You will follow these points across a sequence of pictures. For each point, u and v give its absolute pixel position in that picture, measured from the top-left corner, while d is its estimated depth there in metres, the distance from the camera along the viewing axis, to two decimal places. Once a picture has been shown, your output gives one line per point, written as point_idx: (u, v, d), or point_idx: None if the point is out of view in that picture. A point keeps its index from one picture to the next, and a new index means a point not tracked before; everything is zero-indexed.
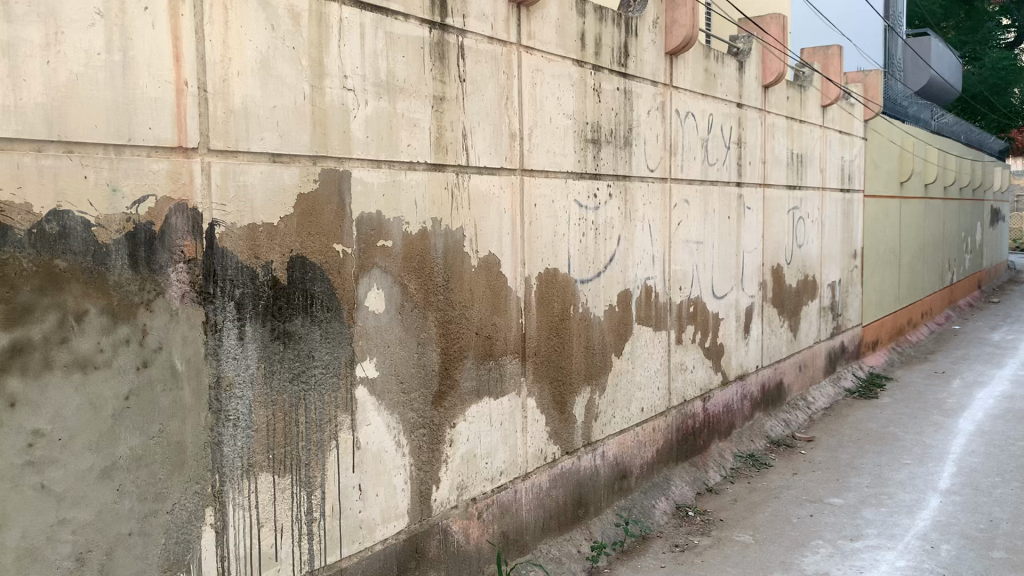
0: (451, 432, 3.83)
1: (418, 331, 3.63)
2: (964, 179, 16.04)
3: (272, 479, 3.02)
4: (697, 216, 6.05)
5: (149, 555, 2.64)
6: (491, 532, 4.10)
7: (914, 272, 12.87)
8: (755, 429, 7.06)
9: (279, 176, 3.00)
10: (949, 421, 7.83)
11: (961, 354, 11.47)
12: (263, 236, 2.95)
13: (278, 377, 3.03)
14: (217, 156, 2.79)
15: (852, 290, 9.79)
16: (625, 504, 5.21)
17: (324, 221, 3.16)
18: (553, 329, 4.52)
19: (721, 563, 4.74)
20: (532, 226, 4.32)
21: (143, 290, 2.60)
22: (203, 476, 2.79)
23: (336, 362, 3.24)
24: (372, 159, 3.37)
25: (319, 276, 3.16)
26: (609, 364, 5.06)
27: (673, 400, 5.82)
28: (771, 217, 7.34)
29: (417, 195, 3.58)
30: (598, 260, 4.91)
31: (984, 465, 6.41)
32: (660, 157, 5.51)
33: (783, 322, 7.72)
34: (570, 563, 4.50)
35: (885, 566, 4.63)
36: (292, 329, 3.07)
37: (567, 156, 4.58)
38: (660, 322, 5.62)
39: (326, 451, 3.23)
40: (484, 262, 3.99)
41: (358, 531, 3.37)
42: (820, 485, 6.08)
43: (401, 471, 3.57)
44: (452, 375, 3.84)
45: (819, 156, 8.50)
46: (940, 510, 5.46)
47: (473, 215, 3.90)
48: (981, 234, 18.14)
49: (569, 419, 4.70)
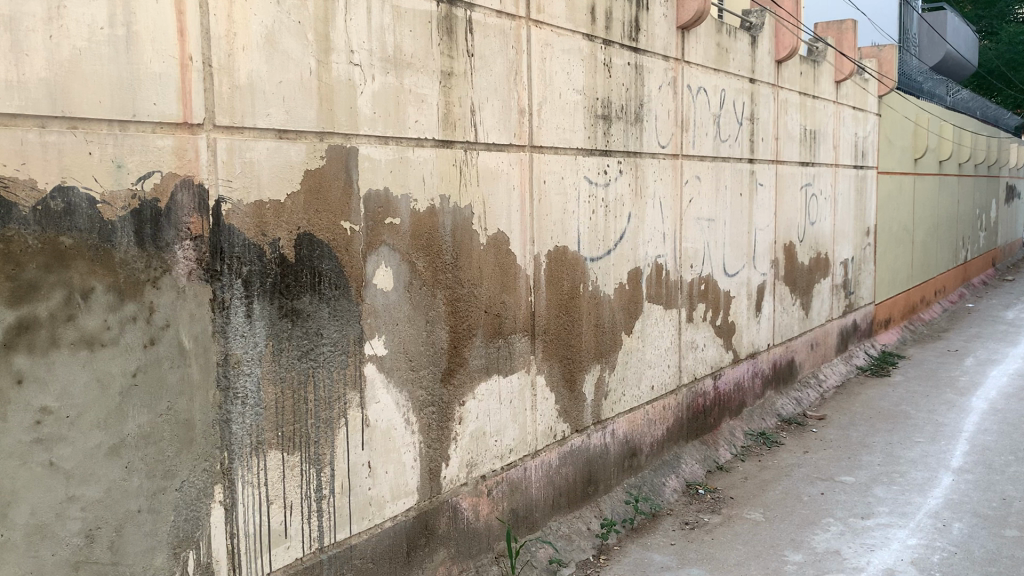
0: (461, 410, 3.82)
1: (428, 309, 3.61)
2: (979, 155, 15.85)
3: (281, 457, 3.02)
4: (709, 193, 6.00)
5: (158, 532, 2.64)
6: (501, 509, 4.10)
7: (928, 249, 12.76)
8: (766, 407, 7.04)
9: (286, 153, 2.97)
10: (962, 399, 7.78)
11: (975, 332, 11.39)
12: (270, 213, 2.93)
13: (287, 355, 3.02)
14: (223, 132, 2.76)
15: (865, 268, 9.71)
16: (636, 481, 5.20)
17: (332, 198, 3.14)
18: (563, 307, 4.50)
19: (731, 541, 4.74)
20: (541, 203, 4.29)
21: (149, 267, 2.59)
22: (211, 453, 2.79)
23: (344, 340, 3.23)
24: (380, 135, 3.34)
25: (326, 254, 3.14)
26: (620, 342, 5.04)
27: (683, 378, 5.80)
28: (784, 193, 7.27)
29: (425, 172, 3.55)
30: (609, 237, 4.88)
31: (997, 443, 6.37)
32: (671, 134, 5.46)
33: (795, 300, 7.67)
34: (580, 540, 4.50)
35: (896, 544, 4.61)
36: (300, 306, 3.06)
37: (577, 132, 4.53)
38: (671, 300, 5.58)
39: (336, 429, 3.22)
40: (493, 239, 3.96)
41: (368, 508, 3.38)
42: (831, 463, 6.06)
43: (410, 448, 3.56)
44: (462, 352, 3.82)
45: (832, 132, 8.40)
46: (953, 489, 5.44)
47: (482, 192, 3.87)
48: (996, 212, 17.98)
49: (579, 397, 4.68)
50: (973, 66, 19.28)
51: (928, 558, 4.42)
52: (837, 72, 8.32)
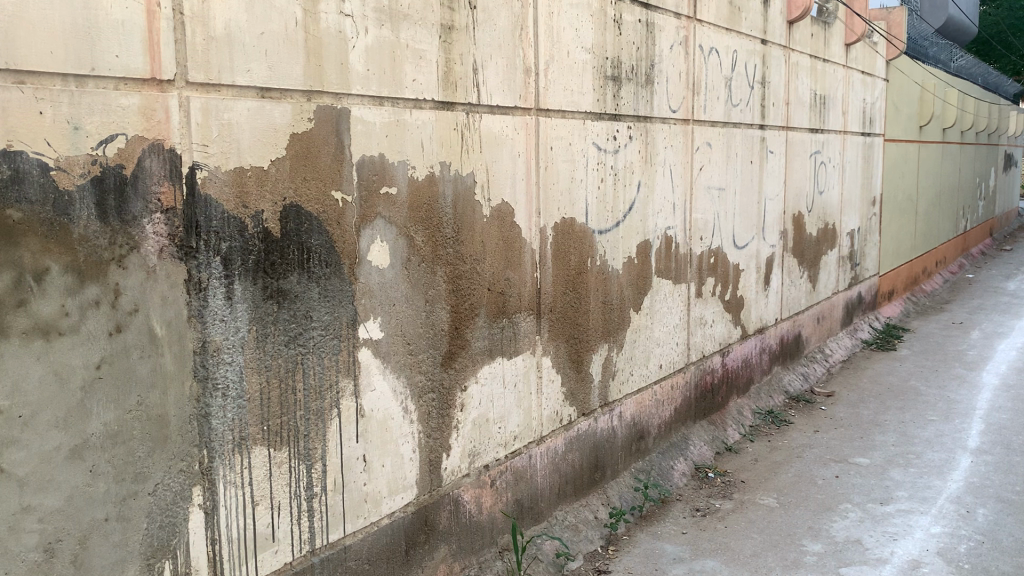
0: (462, 396, 3.53)
1: (426, 288, 3.30)
2: (980, 123, 15.54)
3: (267, 453, 2.72)
4: (720, 161, 5.68)
5: (128, 543, 2.35)
6: (505, 501, 3.82)
7: (931, 219, 12.50)
8: (773, 384, 6.79)
9: (269, 114, 2.64)
10: (973, 374, 7.54)
11: (978, 304, 11.16)
12: (252, 181, 2.61)
13: (272, 341, 2.71)
14: (197, 89, 2.43)
15: (870, 239, 9.45)
16: (643, 465, 4.94)
17: (320, 165, 2.81)
18: (570, 283, 4.20)
19: (745, 530, 4.49)
20: (547, 171, 3.97)
21: (114, 244, 2.27)
22: (189, 452, 2.49)
23: (336, 323, 2.92)
24: (374, 95, 3.00)
25: (315, 228, 2.81)
26: (627, 320, 4.75)
27: (692, 355, 5.53)
28: (793, 160, 6.96)
29: (424, 136, 3.22)
30: (617, 209, 4.57)
31: (1013, 421, 6.15)
32: (682, 97, 5.13)
33: (803, 272, 7.39)
34: (587, 530, 4.24)
35: (920, 533, 4.37)
36: (286, 287, 2.74)
37: (585, 95, 4.20)
38: (680, 275, 5.29)
39: (327, 421, 2.92)
40: (496, 211, 3.64)
41: (363, 505, 3.09)
42: (843, 444, 5.81)
43: (409, 439, 3.27)
44: (463, 334, 3.52)
45: (842, 96, 8.07)
46: (973, 471, 5.20)
47: (484, 159, 3.55)
48: (994, 179, 17.73)
49: (585, 378, 4.40)
50: (973, 31, 18.94)
51: (955, 549, 4.18)
52: (847, 34, 7.98)
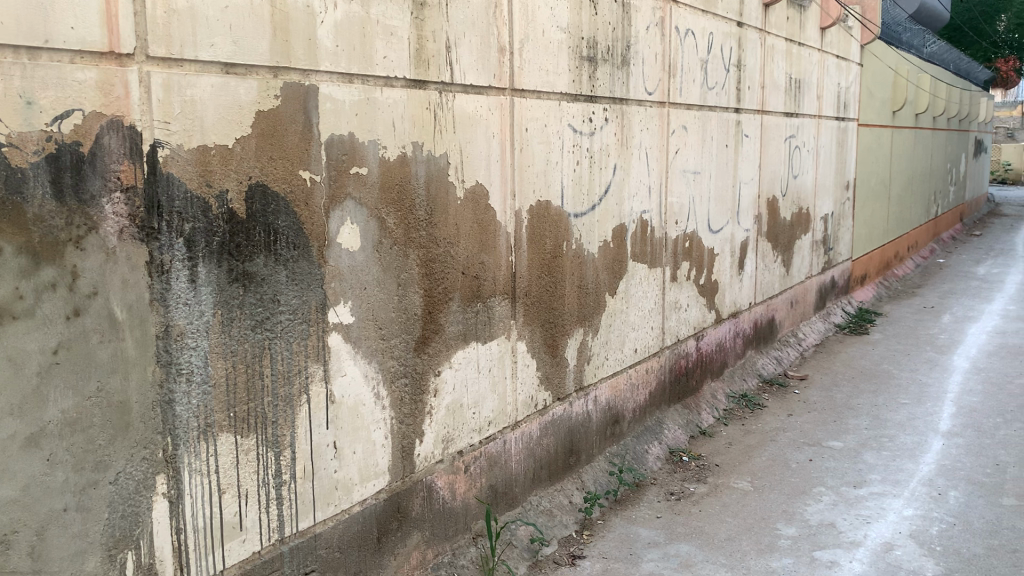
0: (436, 381, 3.47)
1: (399, 271, 3.23)
2: (952, 109, 15.66)
3: (234, 440, 2.65)
4: (696, 144, 5.65)
5: (88, 533, 2.28)
6: (479, 487, 3.77)
7: (903, 205, 12.58)
8: (747, 368, 6.80)
9: (233, 91, 2.55)
10: (944, 358, 7.61)
11: (948, 288, 11.27)
12: (216, 160, 2.52)
13: (238, 325, 2.63)
14: (158, 64, 2.34)
15: (843, 224, 9.48)
16: (619, 450, 4.91)
17: (287, 143, 2.73)
18: (545, 267, 4.15)
19: (720, 513, 4.48)
20: (522, 153, 3.91)
21: (71, 225, 2.18)
22: (152, 440, 2.41)
23: (305, 307, 2.84)
24: (343, 72, 2.92)
25: (282, 209, 2.74)
26: (603, 304, 4.71)
27: (666, 339, 5.51)
28: (768, 144, 6.94)
29: (395, 116, 3.15)
30: (593, 192, 4.52)
31: (983, 404, 6.21)
32: (659, 79, 5.08)
33: (777, 256, 7.39)
34: (562, 515, 4.21)
35: (892, 516, 4.38)
36: (253, 269, 2.66)
37: (561, 76, 4.14)
38: (655, 259, 5.26)
39: (296, 407, 2.85)
40: (470, 193, 3.58)
41: (333, 492, 3.03)
42: (817, 427, 5.83)
43: (381, 425, 3.21)
44: (437, 318, 3.46)
45: (817, 80, 8.07)
46: (944, 454, 5.24)
47: (458, 140, 3.48)
48: (965, 165, 17.90)
49: (560, 363, 4.36)
50: (945, 18, 19.06)
51: (927, 531, 4.20)
52: (823, 18, 7.97)
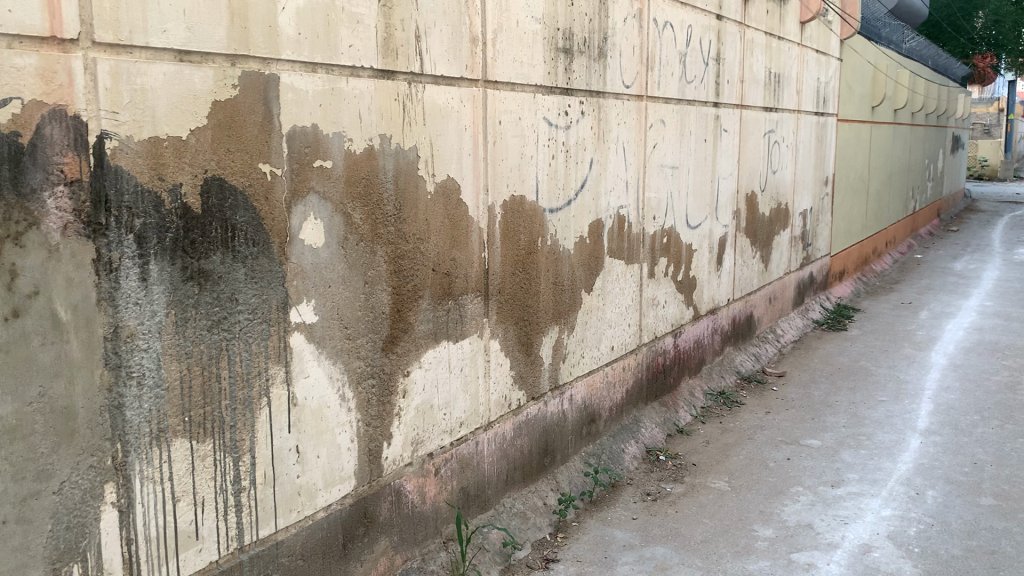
0: (404, 382, 3.36)
1: (365, 269, 3.12)
2: (930, 105, 15.69)
3: (189, 446, 2.53)
4: (674, 138, 5.56)
5: (30, 546, 2.16)
6: (450, 490, 3.67)
7: (881, 200, 12.59)
8: (725, 365, 6.74)
9: (187, 79, 2.42)
10: (921, 355, 7.58)
11: (926, 284, 11.29)
12: (169, 152, 2.40)
13: (193, 326, 2.51)
14: (105, 51, 2.21)
15: (822, 219, 9.45)
16: (594, 450, 4.83)
17: (246, 135, 2.61)
18: (519, 264, 4.05)
19: (697, 514, 4.40)
20: (495, 146, 3.80)
21: (9, 221, 2.06)
22: (100, 446, 2.29)
23: (265, 306, 2.73)
24: (306, 61, 2.80)
25: (240, 204, 2.61)
26: (579, 302, 4.62)
27: (644, 337, 5.42)
28: (747, 138, 6.87)
29: (361, 107, 3.03)
30: (569, 186, 4.42)
31: (961, 402, 6.18)
32: (636, 72, 4.99)
33: (755, 252, 7.33)
34: (535, 517, 4.12)
35: (870, 516, 4.33)
36: (209, 267, 2.54)
37: (536, 67, 4.04)
38: (632, 255, 5.18)
39: (256, 410, 2.74)
40: (441, 187, 3.47)
41: (296, 498, 2.92)
42: (795, 425, 5.78)
43: (346, 428, 3.10)
44: (406, 317, 3.36)
45: (796, 75, 8.01)
46: (922, 452, 5.19)
47: (428, 132, 3.37)
48: (942, 160, 17.97)
49: (535, 362, 4.26)
50: (924, 14, 19.11)
51: (905, 532, 4.15)
52: (802, 12, 7.90)
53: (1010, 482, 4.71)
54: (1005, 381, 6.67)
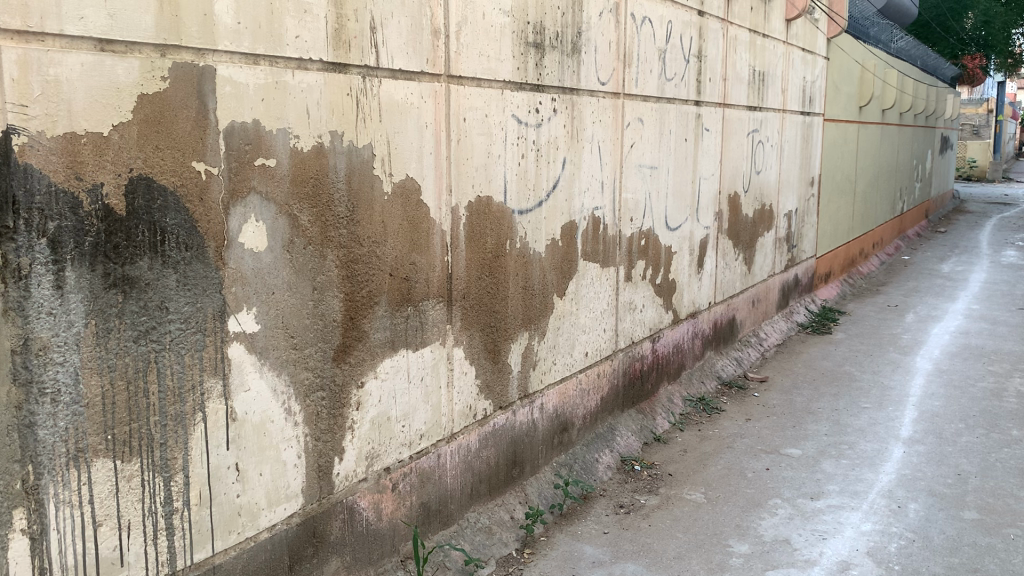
0: (358, 393, 3.18)
1: (314, 274, 2.94)
2: (918, 105, 15.58)
3: (112, 466, 2.34)
4: (653, 138, 5.39)
5: None
6: (408, 505, 3.50)
7: (868, 202, 12.46)
8: (705, 370, 6.58)
9: (109, 70, 2.23)
10: (906, 359, 7.45)
11: (912, 286, 11.16)
12: (88, 149, 2.21)
13: (117, 337, 2.32)
14: (12, 38, 2.02)
15: (808, 220, 9.31)
16: (566, 460, 4.66)
17: (177, 131, 2.42)
18: (486, 268, 3.87)
19: (670, 528, 4.24)
20: (460, 144, 3.62)
21: None
22: (7, 469, 2.11)
23: (199, 315, 2.54)
24: (246, 53, 2.61)
25: (171, 205, 2.43)
26: (550, 307, 4.45)
27: (620, 342, 5.26)
28: (730, 138, 6.71)
29: (310, 102, 2.84)
30: (540, 187, 4.25)
31: (946, 409, 6.03)
32: (613, 69, 4.82)
33: (738, 254, 7.17)
34: (501, 532, 3.95)
35: (849, 531, 4.17)
36: (135, 274, 2.36)
37: (504, 63, 3.86)
38: (608, 258, 5.00)
39: (189, 427, 2.55)
40: (399, 187, 3.28)
41: (236, 519, 2.74)
42: (775, 433, 5.62)
43: (292, 444, 2.92)
44: (360, 325, 3.18)
45: (781, 73, 7.85)
46: (905, 463, 5.04)
47: (385, 129, 3.18)
48: (930, 161, 17.88)
49: (503, 369, 4.08)
50: (913, 13, 19.00)
51: (885, 548, 3.99)
52: (788, 9, 7.75)
53: (994, 495, 4.57)
54: (991, 388, 6.53)
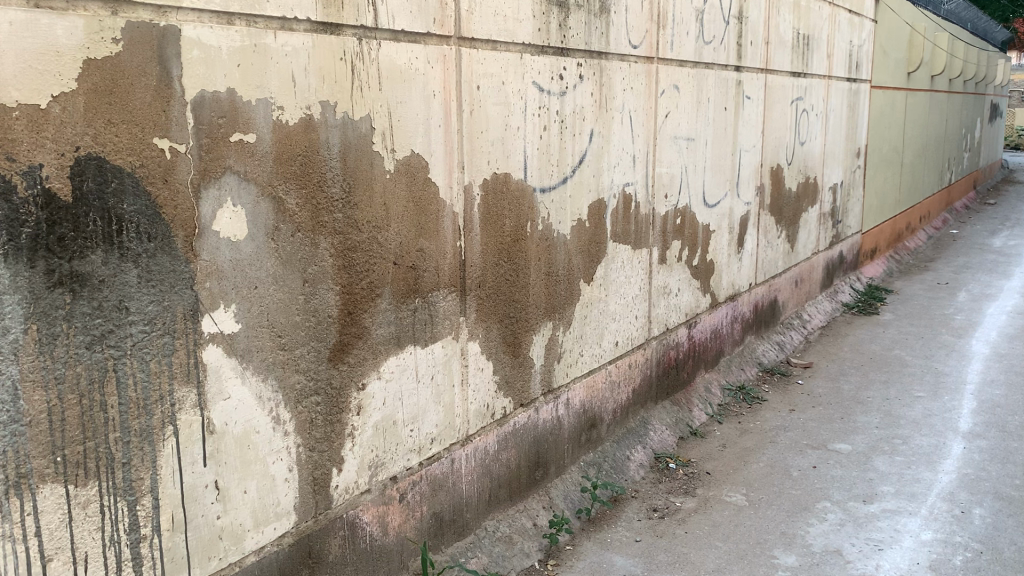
0: (358, 397, 2.84)
1: (305, 265, 2.59)
2: (970, 71, 14.84)
3: (64, 492, 2.03)
4: (689, 107, 4.96)
5: None
6: (417, 517, 3.17)
7: (916, 174, 11.85)
8: (744, 355, 6.17)
9: (45, 30, 1.88)
10: (961, 343, 6.96)
11: (963, 263, 10.59)
12: (21, 126, 1.87)
13: (65, 344, 2.00)
14: None
15: (853, 194, 8.78)
16: (594, 458, 4.31)
17: (134, 102, 2.07)
18: (503, 253, 3.50)
19: (708, 536, 3.87)
20: (473, 116, 3.24)
21: None
22: None
23: (166, 315, 2.21)
24: (218, 11, 2.25)
25: (129, 189, 2.09)
26: (576, 294, 4.07)
27: (653, 329, 4.87)
28: (772, 106, 6.23)
29: (295, 68, 2.48)
30: (564, 162, 3.86)
31: (1008, 399, 5.57)
32: (645, 31, 4.40)
33: (780, 232, 6.71)
34: (523, 542, 3.62)
35: (908, 541, 3.77)
36: (85, 270, 2.02)
37: (523, 24, 3.46)
38: (640, 239, 4.61)
39: (158, 443, 2.23)
40: (404, 165, 2.91)
41: (217, 543, 2.42)
42: (821, 426, 5.21)
43: (283, 456, 2.60)
44: (359, 321, 2.83)
45: (827, 36, 7.32)
46: (966, 460, 4.61)
47: (386, 99, 2.82)
48: (980, 131, 17.08)
49: (524, 364, 3.73)
50: None
51: (949, 562, 3.59)
52: None
53: None
54: None
